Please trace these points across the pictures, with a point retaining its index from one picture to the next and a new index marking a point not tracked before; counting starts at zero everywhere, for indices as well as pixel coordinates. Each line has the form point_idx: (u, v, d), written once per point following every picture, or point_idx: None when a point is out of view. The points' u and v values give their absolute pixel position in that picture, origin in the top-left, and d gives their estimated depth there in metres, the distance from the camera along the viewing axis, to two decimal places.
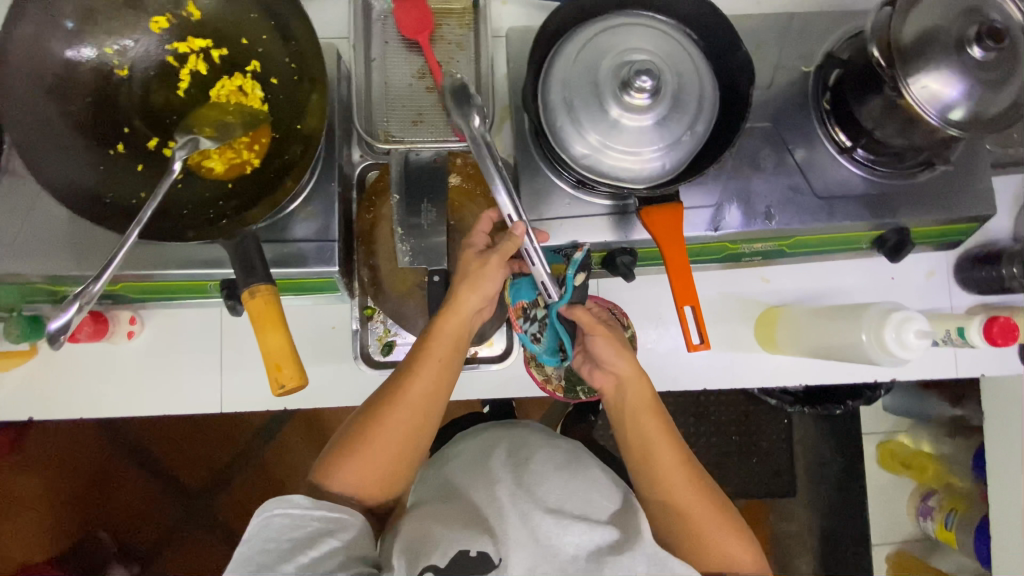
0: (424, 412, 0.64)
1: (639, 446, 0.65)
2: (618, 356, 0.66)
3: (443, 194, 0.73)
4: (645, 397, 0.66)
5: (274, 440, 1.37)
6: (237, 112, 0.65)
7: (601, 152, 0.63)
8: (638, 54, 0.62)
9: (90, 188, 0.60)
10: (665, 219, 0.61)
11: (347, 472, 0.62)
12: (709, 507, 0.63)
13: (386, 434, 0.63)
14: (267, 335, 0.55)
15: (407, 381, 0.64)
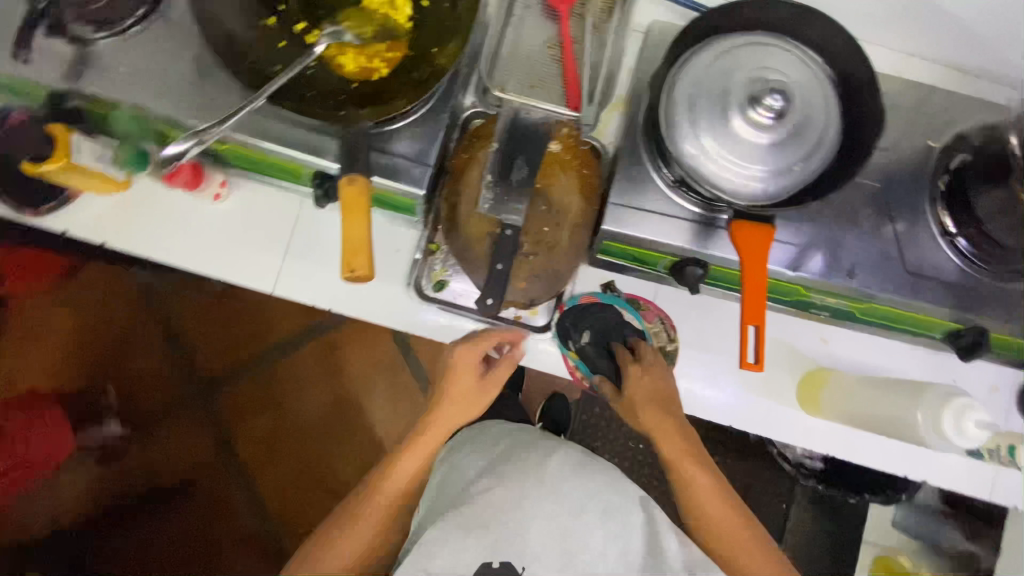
0: (415, 468, 0.72)
1: (690, 504, 0.68)
2: (651, 418, 0.70)
3: (539, 154, 0.71)
4: (691, 473, 0.67)
5: (292, 353, 1.43)
6: (382, 22, 0.68)
7: (709, 157, 0.63)
8: (774, 74, 0.62)
9: (237, 48, 0.64)
10: (750, 237, 0.59)
11: (337, 553, 0.68)
12: (763, 562, 0.65)
13: (386, 489, 0.71)
14: (351, 220, 0.57)
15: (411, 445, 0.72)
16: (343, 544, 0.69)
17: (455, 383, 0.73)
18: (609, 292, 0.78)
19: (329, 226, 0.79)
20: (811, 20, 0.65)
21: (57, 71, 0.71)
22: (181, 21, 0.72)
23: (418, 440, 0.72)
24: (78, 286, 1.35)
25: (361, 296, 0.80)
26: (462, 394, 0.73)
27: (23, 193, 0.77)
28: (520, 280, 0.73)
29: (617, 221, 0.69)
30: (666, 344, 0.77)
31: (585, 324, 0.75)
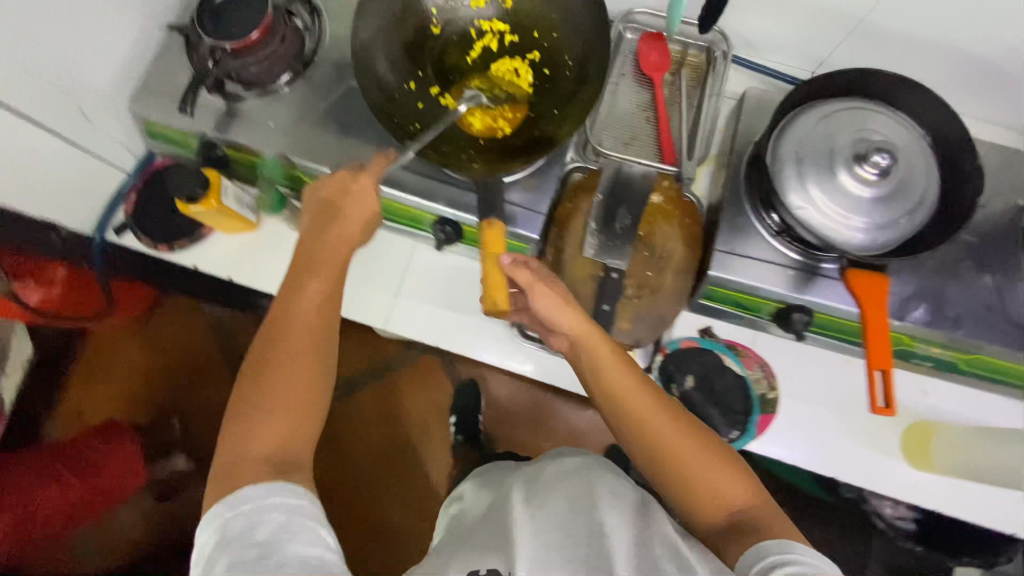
0: (324, 290, 0.63)
1: (602, 387, 0.63)
2: (561, 313, 0.64)
3: (641, 204, 0.77)
4: (600, 346, 0.63)
5: (354, 392, 1.47)
6: (508, 86, 0.75)
7: (818, 209, 0.67)
8: (878, 135, 0.67)
9: (383, 108, 0.71)
10: (867, 284, 0.63)
11: (266, 432, 0.57)
12: (689, 444, 0.60)
13: (286, 345, 0.60)
14: (521, 270, 0.65)
15: (288, 315, 0.62)
16: (291, 383, 0.59)
17: (330, 232, 0.64)
18: (707, 337, 0.80)
19: (441, 267, 0.88)
20: (909, 89, 0.69)
21: (210, 123, 0.80)
22: (321, 84, 0.81)
23: (299, 304, 0.62)
24: (155, 322, 1.42)
25: (466, 332, 0.86)
26: (330, 256, 0.64)
27: (159, 232, 0.86)
28: (624, 321, 0.77)
29: (724, 268, 0.73)
30: (767, 392, 0.77)
31: (688, 368, 0.78)
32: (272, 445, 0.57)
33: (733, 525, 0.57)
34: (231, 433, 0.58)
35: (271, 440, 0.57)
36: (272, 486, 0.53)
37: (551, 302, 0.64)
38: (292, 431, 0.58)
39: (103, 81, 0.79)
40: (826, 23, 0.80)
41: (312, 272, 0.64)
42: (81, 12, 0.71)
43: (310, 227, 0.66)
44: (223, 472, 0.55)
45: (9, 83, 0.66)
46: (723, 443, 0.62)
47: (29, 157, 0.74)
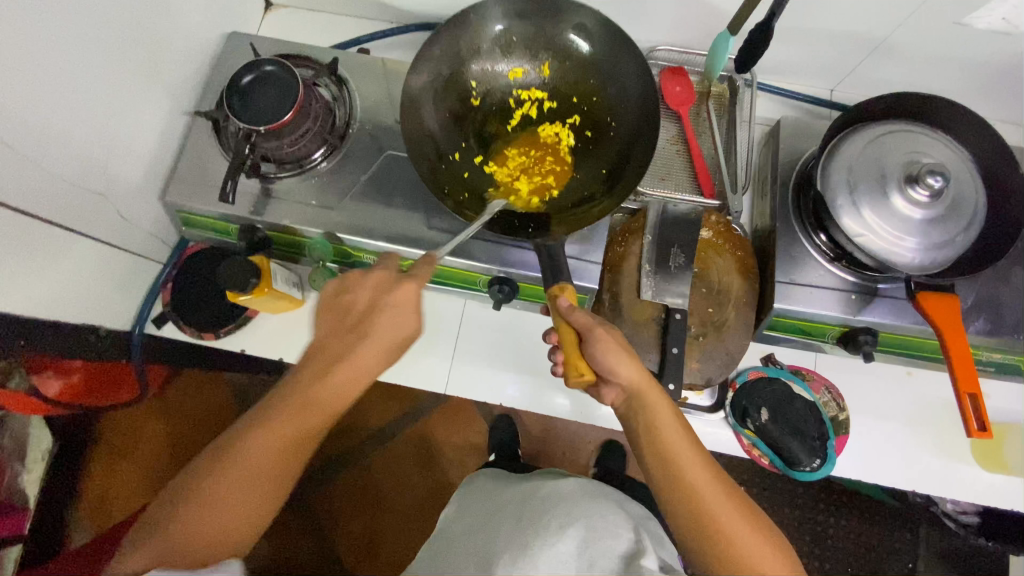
0: (312, 419, 0.61)
1: (652, 440, 0.62)
2: (625, 369, 0.63)
3: (693, 242, 0.78)
4: (655, 402, 0.63)
5: (390, 442, 1.44)
6: (553, 149, 0.75)
7: (876, 234, 0.68)
8: (925, 157, 0.69)
9: (433, 182, 0.70)
10: (940, 306, 0.66)
11: (196, 534, 0.57)
12: (731, 513, 0.58)
13: (249, 459, 0.58)
14: (581, 314, 0.63)
15: (270, 427, 0.59)
16: (230, 488, 0.58)
17: (335, 372, 0.61)
18: (771, 363, 0.81)
19: (494, 323, 0.87)
20: (942, 108, 0.72)
21: (248, 207, 0.79)
22: (359, 156, 0.81)
23: (283, 423, 0.59)
24: (175, 394, 1.38)
25: (525, 385, 0.85)
26: (330, 395, 0.61)
27: (203, 319, 0.84)
28: (692, 361, 0.77)
29: (786, 298, 0.74)
30: (838, 413, 0.79)
31: (760, 401, 0.78)
32: (205, 544, 0.58)
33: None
34: (168, 517, 0.58)
35: (198, 541, 0.58)
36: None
37: (613, 354, 0.62)
38: (225, 538, 0.59)
39: (128, 174, 0.78)
40: (846, 44, 0.82)
41: (311, 393, 0.60)
42: (95, 106, 0.70)
43: (329, 342, 0.63)
44: (156, 544, 0.57)
45: (34, 191, 0.64)
46: (764, 516, 0.61)
47: (65, 263, 0.72)
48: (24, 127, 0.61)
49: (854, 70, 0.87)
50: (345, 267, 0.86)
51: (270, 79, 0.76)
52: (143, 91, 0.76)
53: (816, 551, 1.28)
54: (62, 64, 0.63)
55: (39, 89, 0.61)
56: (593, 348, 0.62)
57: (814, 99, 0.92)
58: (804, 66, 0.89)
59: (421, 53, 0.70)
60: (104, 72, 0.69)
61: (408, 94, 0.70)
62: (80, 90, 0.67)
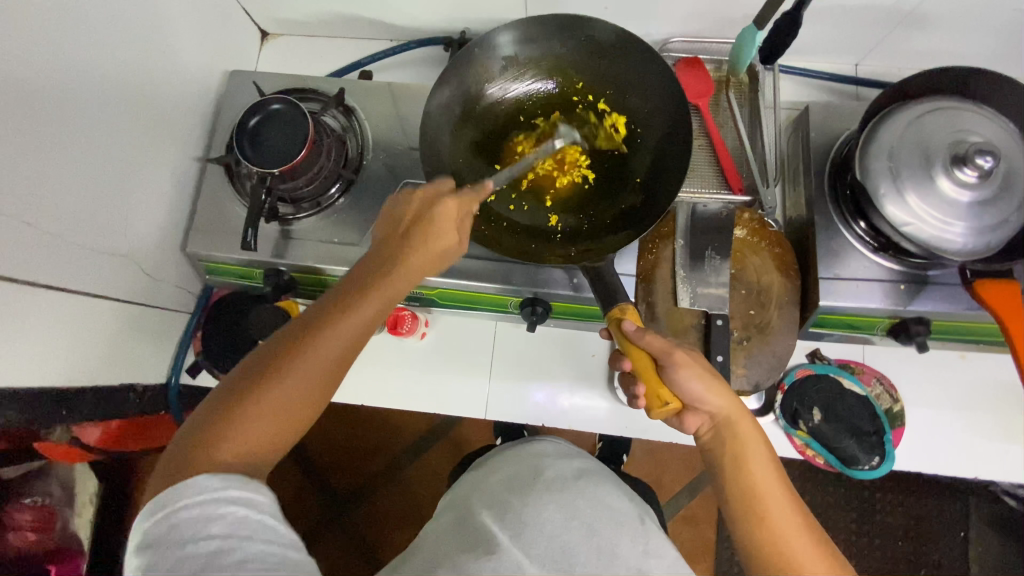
0: (357, 346, 0.55)
1: (735, 475, 0.58)
2: (715, 392, 0.59)
3: (728, 244, 0.75)
4: (745, 435, 0.59)
5: (426, 456, 1.44)
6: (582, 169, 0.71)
7: (928, 223, 0.64)
8: (972, 135, 0.65)
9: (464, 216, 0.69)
10: (1001, 294, 0.63)
11: (245, 435, 0.51)
12: (814, 554, 0.54)
13: (321, 348, 0.53)
14: (653, 338, 0.59)
15: (332, 330, 0.54)
16: (299, 384, 0.52)
17: (397, 262, 0.57)
18: (818, 359, 0.79)
19: (527, 341, 0.86)
20: (985, 78, 0.68)
21: (269, 250, 0.78)
22: (375, 188, 0.79)
23: (366, 312, 0.55)
24: None
25: (565, 403, 0.84)
26: (400, 281, 0.57)
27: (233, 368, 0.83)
28: (738, 367, 0.74)
29: (831, 295, 0.71)
30: (892, 405, 0.77)
31: (810, 401, 0.77)
32: (248, 452, 0.51)
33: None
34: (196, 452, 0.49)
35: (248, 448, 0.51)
36: (228, 476, 0.48)
37: (701, 383, 0.59)
38: (272, 449, 0.53)
39: (145, 229, 0.77)
40: (871, 18, 0.78)
41: (392, 277, 0.57)
42: (109, 168, 0.69)
43: (382, 242, 0.59)
44: (184, 459, 0.49)
45: (58, 264, 0.64)
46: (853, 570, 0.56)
47: (96, 327, 0.72)
48: (41, 203, 0.60)
49: (880, 43, 0.83)
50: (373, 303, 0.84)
51: (277, 121, 0.74)
52: (152, 144, 0.75)
53: (865, 529, 1.26)
54: (70, 132, 0.62)
55: (52, 162, 0.61)
56: (675, 375, 0.59)
57: (838, 77, 0.87)
58: (826, 43, 0.85)
59: (432, 97, 0.68)
60: (112, 131, 0.68)
61: (426, 140, 0.68)
62: (92, 155, 0.66)
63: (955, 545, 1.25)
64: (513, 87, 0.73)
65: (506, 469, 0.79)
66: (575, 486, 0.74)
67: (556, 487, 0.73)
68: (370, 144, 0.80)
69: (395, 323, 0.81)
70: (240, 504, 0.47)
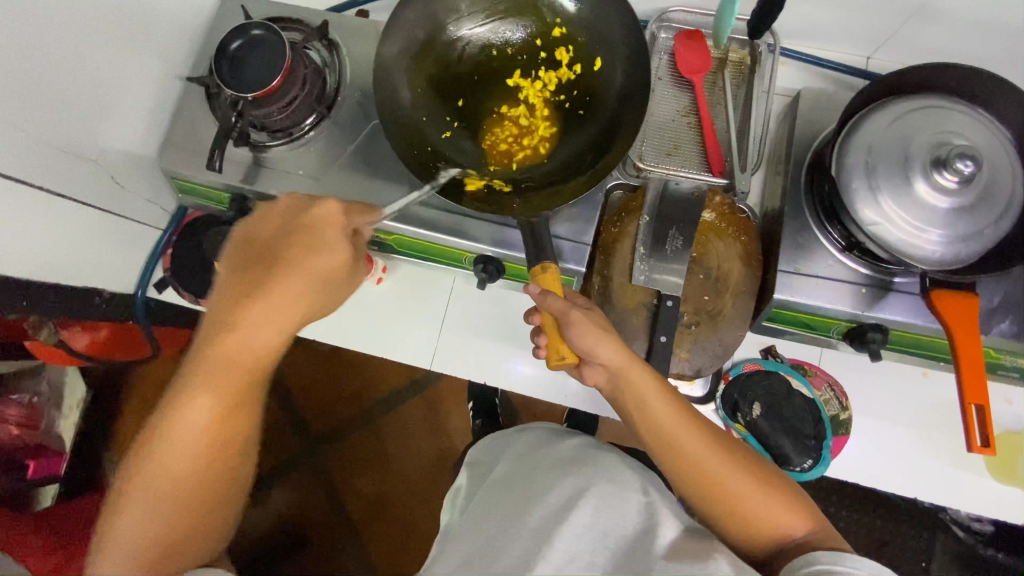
0: (232, 391, 0.56)
1: (644, 416, 0.60)
2: (607, 348, 0.60)
3: (693, 225, 0.72)
4: (643, 379, 0.60)
5: (396, 409, 1.47)
6: (541, 120, 0.70)
7: (893, 223, 0.61)
8: (958, 137, 0.61)
9: (410, 141, 0.69)
10: (956, 308, 0.60)
11: (143, 505, 0.54)
12: (728, 465, 0.57)
13: (178, 424, 0.55)
14: (555, 300, 0.59)
15: (191, 387, 0.55)
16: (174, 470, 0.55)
17: (248, 311, 0.56)
18: (770, 356, 0.77)
19: (485, 300, 0.86)
20: (985, 79, 0.63)
21: (239, 176, 0.79)
22: (348, 125, 0.79)
23: (209, 379, 0.56)
24: None
25: (512, 365, 0.85)
26: (246, 330, 0.56)
27: (201, 286, 0.87)
28: (682, 351, 0.73)
29: (788, 289, 0.69)
30: (839, 412, 0.74)
31: (753, 395, 0.76)
32: (150, 539, 0.54)
33: (787, 550, 0.56)
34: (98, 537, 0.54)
35: (135, 539, 0.54)
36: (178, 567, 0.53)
37: (592, 339, 0.60)
38: (181, 515, 0.55)
39: (123, 141, 0.78)
40: (884, 5, 0.73)
41: (250, 335, 0.57)
42: (90, 75, 0.70)
43: (230, 286, 0.58)
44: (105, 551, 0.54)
45: (30, 162, 0.66)
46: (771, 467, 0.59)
47: (63, 230, 0.75)
48: (14, 98, 0.62)
49: (894, 35, 0.78)
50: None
51: (256, 48, 0.73)
52: (138, 58, 0.76)
53: None
54: (51, 34, 0.63)
55: (27, 59, 0.62)
56: (571, 332, 0.60)
57: (845, 67, 0.83)
58: (837, 31, 0.80)
59: (393, 18, 0.66)
60: (95, 38, 0.69)
61: (382, 61, 0.67)
62: (72, 59, 0.67)
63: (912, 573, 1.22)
64: (494, 25, 0.72)
65: (513, 460, 0.80)
66: (568, 462, 0.73)
67: (555, 468, 0.72)
68: (347, 80, 0.80)
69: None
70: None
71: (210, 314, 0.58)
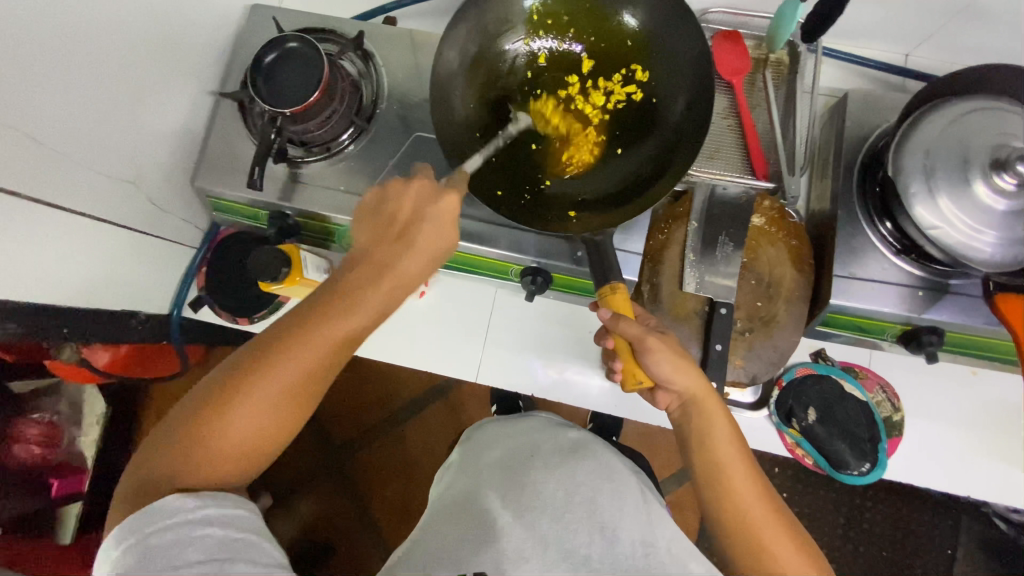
0: (331, 357, 0.57)
1: (702, 452, 0.61)
2: (686, 375, 0.60)
3: (743, 230, 0.72)
4: (714, 414, 0.61)
5: (419, 414, 1.46)
6: (594, 133, 0.70)
7: (954, 226, 0.61)
8: (1017, 139, 0.61)
9: (467, 158, 0.69)
10: (1022, 312, 0.60)
11: (203, 454, 0.53)
12: (772, 522, 0.58)
13: (273, 376, 0.55)
14: (630, 325, 0.60)
15: (288, 346, 0.55)
16: (241, 419, 0.54)
17: (374, 286, 0.57)
18: (820, 359, 0.77)
19: (526, 311, 0.85)
20: None
21: (276, 193, 0.77)
22: (386, 138, 0.78)
23: (307, 348, 0.55)
24: None
25: (556, 374, 0.84)
26: (365, 316, 0.57)
27: (238, 305, 0.85)
28: (736, 358, 0.73)
29: (844, 295, 0.69)
30: (892, 414, 0.74)
31: (807, 400, 0.75)
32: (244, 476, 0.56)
33: None
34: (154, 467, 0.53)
35: (196, 470, 0.53)
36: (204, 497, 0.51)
37: (672, 366, 0.60)
38: (224, 470, 0.54)
39: (155, 159, 0.76)
40: (931, 4, 0.73)
41: (355, 308, 0.57)
42: (123, 93, 0.68)
43: (365, 258, 0.59)
44: (151, 482, 0.52)
45: (66, 184, 0.64)
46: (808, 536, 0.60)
47: (94, 251, 0.72)
48: (47, 117, 0.59)
49: (936, 32, 0.77)
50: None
51: (296, 60, 0.71)
52: (169, 73, 0.74)
53: (850, 534, 1.25)
54: (86, 51, 0.61)
55: (61, 78, 0.59)
56: (649, 359, 0.60)
57: (885, 65, 0.82)
58: (878, 29, 0.79)
59: (449, 32, 0.66)
60: (129, 56, 0.67)
61: (437, 73, 0.67)
62: (105, 75, 0.64)
63: (940, 561, 1.24)
64: (547, 38, 0.71)
65: (507, 445, 0.83)
66: (568, 456, 0.77)
67: (555, 462, 0.75)
68: (385, 92, 0.78)
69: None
70: (219, 524, 0.50)
71: (316, 293, 0.59)
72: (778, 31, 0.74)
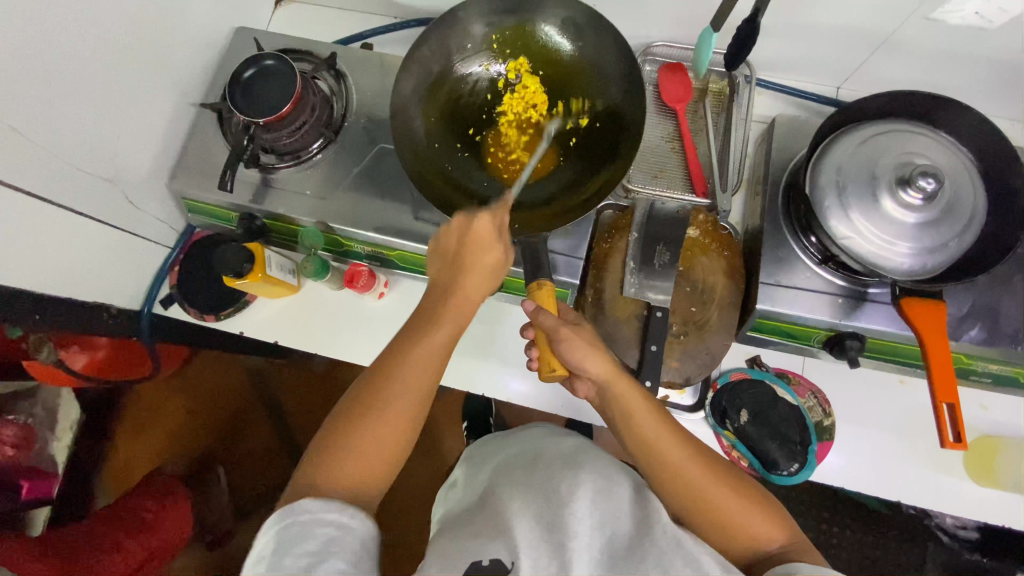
0: (429, 368, 0.62)
1: (629, 430, 0.65)
2: (592, 358, 0.65)
3: (678, 239, 0.76)
4: (626, 392, 0.65)
5: None
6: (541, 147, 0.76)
7: (864, 237, 0.65)
8: (920, 158, 0.67)
9: (422, 168, 0.75)
10: (923, 310, 0.65)
11: (343, 472, 0.57)
12: (710, 479, 0.62)
13: (385, 397, 0.60)
14: (547, 315, 0.64)
15: (399, 362, 0.61)
16: (362, 437, 0.59)
17: (448, 304, 0.63)
18: (756, 365, 0.81)
19: (482, 316, 0.90)
20: (944, 105, 0.70)
21: (248, 196, 0.83)
22: (353, 149, 0.84)
23: (410, 392, 0.61)
24: (195, 369, 1.42)
25: (508, 377, 0.87)
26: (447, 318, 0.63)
27: (205, 301, 0.90)
28: (673, 359, 0.77)
29: (770, 301, 0.73)
30: (823, 419, 0.78)
31: (740, 402, 0.79)
32: (348, 489, 0.57)
33: (764, 559, 0.60)
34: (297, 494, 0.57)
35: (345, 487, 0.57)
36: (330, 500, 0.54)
37: (581, 352, 0.65)
38: (367, 482, 0.59)
39: (135, 161, 0.82)
40: (852, 40, 0.80)
41: (429, 334, 0.62)
42: (108, 98, 0.74)
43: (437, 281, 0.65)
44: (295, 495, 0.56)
45: (46, 177, 0.69)
46: (750, 484, 0.64)
47: (72, 244, 0.77)
48: (35, 115, 0.65)
49: (861, 67, 0.85)
50: (341, 259, 0.91)
51: (271, 75, 0.78)
52: (154, 84, 0.81)
53: None
54: (75, 59, 0.67)
55: (49, 81, 0.65)
56: (562, 345, 0.65)
57: (817, 97, 0.89)
58: (808, 64, 0.87)
59: (412, 56, 0.73)
60: (117, 67, 0.73)
61: (399, 90, 0.73)
62: (94, 80, 0.71)
63: None
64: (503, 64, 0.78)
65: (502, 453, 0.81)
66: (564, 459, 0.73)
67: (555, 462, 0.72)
68: (354, 108, 0.85)
69: (351, 278, 0.86)
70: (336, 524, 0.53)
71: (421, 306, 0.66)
72: (706, 53, 0.79)
